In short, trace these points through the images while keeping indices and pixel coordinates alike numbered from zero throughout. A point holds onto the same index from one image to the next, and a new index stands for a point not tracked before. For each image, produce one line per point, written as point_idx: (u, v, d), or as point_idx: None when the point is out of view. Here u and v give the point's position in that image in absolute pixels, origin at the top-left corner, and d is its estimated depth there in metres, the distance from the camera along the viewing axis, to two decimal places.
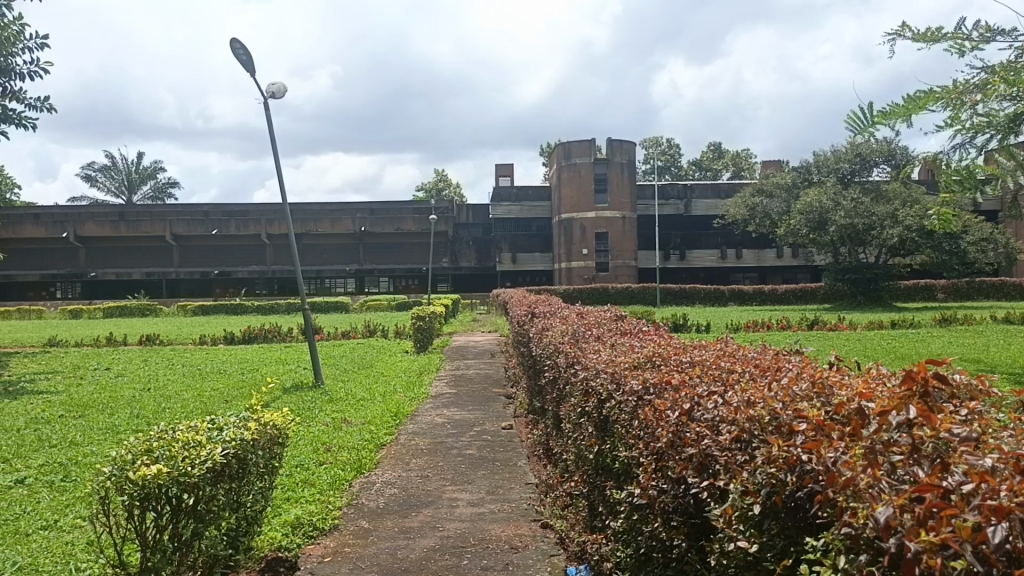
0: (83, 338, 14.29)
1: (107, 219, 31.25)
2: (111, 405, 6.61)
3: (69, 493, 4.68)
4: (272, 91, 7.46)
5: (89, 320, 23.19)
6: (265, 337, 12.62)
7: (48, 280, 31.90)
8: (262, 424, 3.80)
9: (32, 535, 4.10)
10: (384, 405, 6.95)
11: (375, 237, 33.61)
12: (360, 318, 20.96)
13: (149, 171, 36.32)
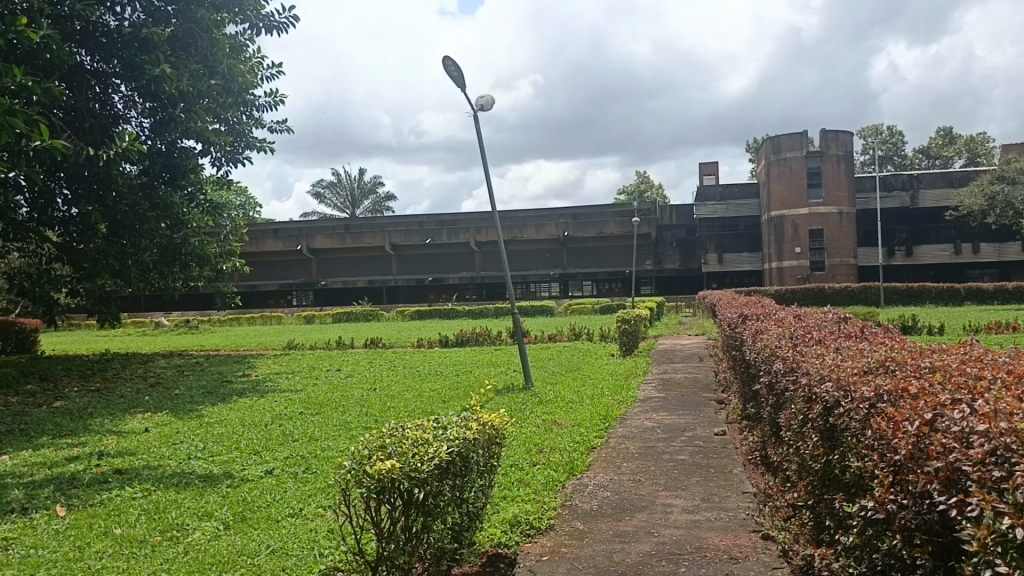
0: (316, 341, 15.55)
1: (334, 232, 33.86)
2: (342, 403, 7.14)
3: (311, 484, 5.11)
4: (482, 104, 7.74)
5: (323, 325, 25.17)
6: (476, 341, 13.11)
7: (285, 289, 35.05)
8: (482, 423, 3.93)
9: (282, 521, 4.52)
10: (593, 408, 6.99)
11: (577, 241, 33.95)
12: (568, 322, 21.26)
13: (371, 186, 38.97)
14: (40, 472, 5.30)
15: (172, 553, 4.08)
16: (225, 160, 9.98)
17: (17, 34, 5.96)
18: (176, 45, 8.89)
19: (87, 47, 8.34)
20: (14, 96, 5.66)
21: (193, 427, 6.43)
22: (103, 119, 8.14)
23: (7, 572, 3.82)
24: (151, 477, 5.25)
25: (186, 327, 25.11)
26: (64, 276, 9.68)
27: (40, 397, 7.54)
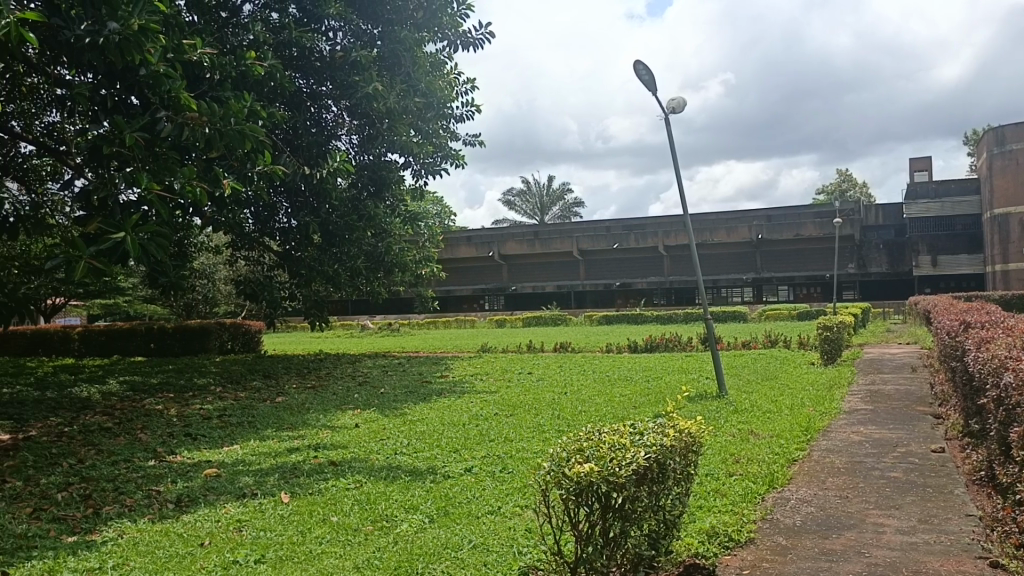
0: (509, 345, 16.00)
1: (524, 239, 34.71)
2: (535, 406, 7.29)
3: (508, 483, 5.26)
4: (672, 107, 7.64)
5: (516, 329, 25.89)
6: (667, 347, 12.94)
7: (478, 294, 36.31)
8: (680, 430, 3.87)
9: (482, 517, 4.69)
10: (793, 419, 6.69)
11: (770, 245, 32.68)
12: (764, 328, 20.52)
13: (559, 193, 39.58)
14: (266, 462, 5.80)
15: (383, 542, 4.34)
16: (424, 172, 10.48)
17: (246, 67, 6.63)
18: (381, 65, 9.48)
19: (303, 71, 9.06)
20: (248, 120, 6.28)
21: (398, 424, 6.81)
22: (317, 136, 8.84)
23: (242, 550, 4.22)
24: (362, 470, 5.61)
25: (388, 329, 26.56)
26: (283, 283, 10.56)
27: (264, 393, 8.26)
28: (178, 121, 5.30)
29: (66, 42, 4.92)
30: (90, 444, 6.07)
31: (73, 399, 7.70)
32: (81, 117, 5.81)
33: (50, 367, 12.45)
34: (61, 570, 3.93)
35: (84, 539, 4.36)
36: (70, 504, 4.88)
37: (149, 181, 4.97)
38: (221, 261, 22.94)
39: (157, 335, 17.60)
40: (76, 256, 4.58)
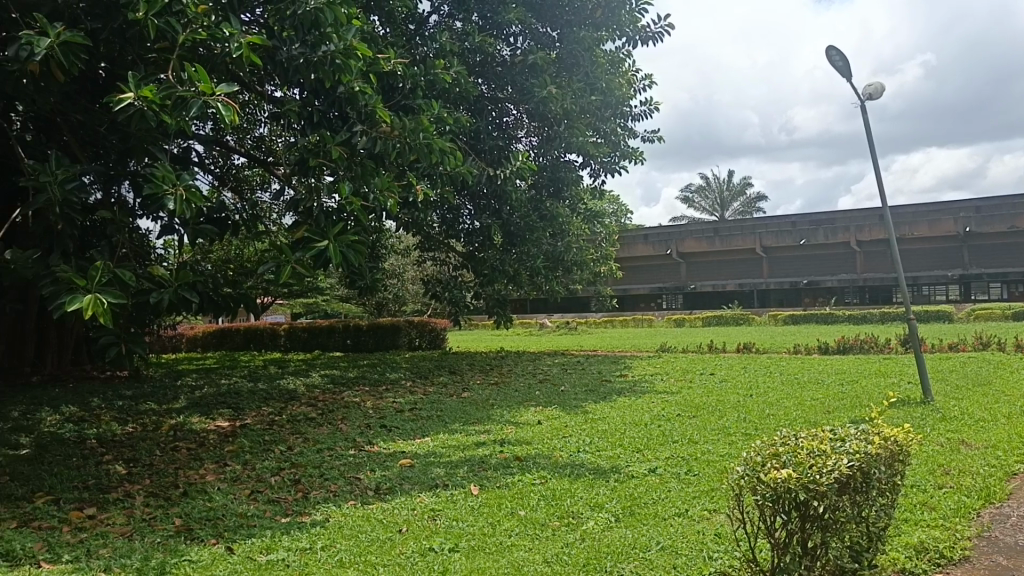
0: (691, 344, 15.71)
1: (704, 236, 34.00)
2: (719, 408, 7.11)
3: (695, 486, 5.15)
4: (870, 93, 7.19)
5: (697, 328, 25.38)
6: (862, 348, 12.21)
7: (656, 293, 35.93)
8: (885, 437, 3.62)
9: (669, 519, 4.62)
10: (1011, 429, 6.12)
11: (977, 238, 30.04)
12: (975, 330, 18.90)
13: (739, 187, 38.44)
14: (455, 454, 6.02)
15: (571, 538, 4.38)
16: (602, 172, 10.47)
17: (435, 76, 6.93)
18: (560, 67, 9.59)
19: (486, 77, 9.32)
20: (437, 126, 6.53)
21: (580, 422, 6.86)
22: (498, 140, 9.04)
23: (437, 539, 4.40)
24: (546, 466, 5.69)
25: (566, 328, 26.84)
26: (466, 283, 10.91)
27: (451, 389, 8.59)
28: (373, 134, 5.60)
29: (281, 62, 5.33)
30: (297, 433, 6.56)
31: (281, 391, 8.35)
32: (290, 131, 6.25)
33: (264, 361, 13.63)
34: (277, 548, 4.26)
35: (296, 521, 4.71)
36: (282, 487, 5.29)
37: (349, 190, 5.23)
38: (409, 262, 24.12)
39: (352, 333, 18.74)
40: (286, 261, 4.89)
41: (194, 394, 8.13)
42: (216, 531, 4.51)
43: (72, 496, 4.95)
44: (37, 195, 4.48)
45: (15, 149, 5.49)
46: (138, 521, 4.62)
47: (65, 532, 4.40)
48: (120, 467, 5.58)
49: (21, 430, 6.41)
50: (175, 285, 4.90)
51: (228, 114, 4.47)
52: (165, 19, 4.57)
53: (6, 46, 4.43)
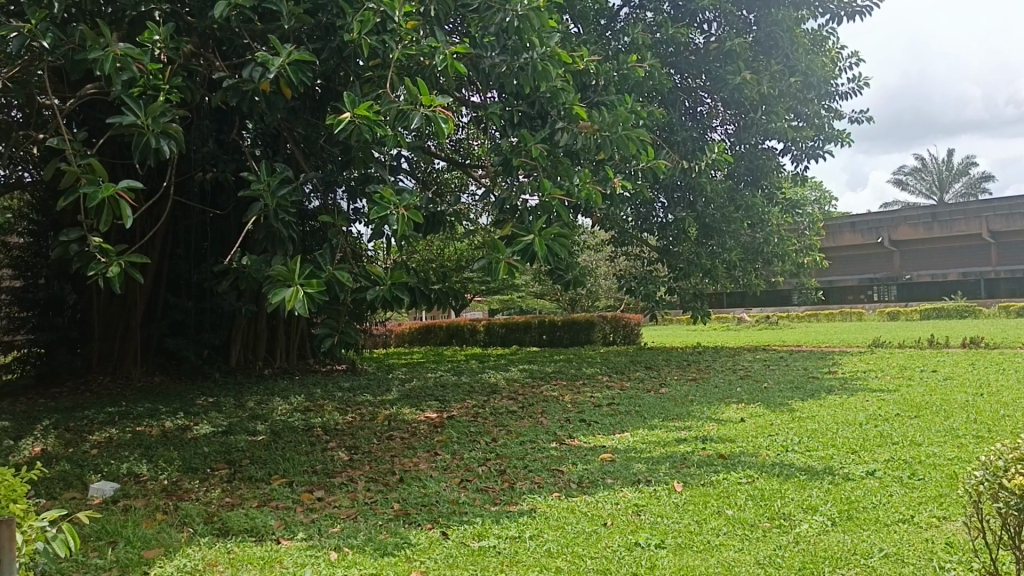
0: (910, 339, 14.63)
1: (922, 221, 31.57)
2: (945, 408, 6.56)
3: (920, 491, 4.79)
4: None
5: (915, 322, 23.60)
6: None
7: (866, 284, 33.35)
8: None
9: (893, 525, 4.33)
10: None
11: None
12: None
13: (961, 167, 35.27)
14: (656, 450, 5.97)
15: (784, 540, 4.21)
16: (805, 158, 9.96)
17: (629, 70, 6.90)
18: (757, 51, 9.29)
19: (679, 67, 9.15)
20: (632, 121, 6.49)
21: (787, 421, 6.58)
22: (693, 132, 8.88)
23: (643, 534, 4.38)
24: (753, 465, 5.51)
25: (768, 322, 25.87)
26: (661, 278, 10.77)
27: (648, 384, 8.52)
28: (573, 130, 5.68)
29: (484, 69, 5.53)
30: (501, 425, 6.78)
31: (484, 385, 8.66)
32: (491, 134, 6.46)
33: (466, 356, 14.17)
34: (488, 535, 4.42)
35: (505, 510, 4.85)
36: (489, 477, 5.48)
37: (550, 187, 5.29)
38: (603, 257, 24.20)
39: (548, 328, 19.11)
40: (498, 258, 5.03)
41: (404, 388, 8.61)
42: (431, 516, 4.73)
43: (303, 479, 5.40)
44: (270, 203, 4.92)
45: (249, 163, 6.06)
46: (361, 504, 4.96)
47: (299, 512, 4.80)
48: (343, 454, 6.01)
49: (258, 417, 7.08)
50: (388, 282, 5.17)
51: (444, 126, 4.69)
52: (377, 37, 4.90)
53: (243, 70, 4.90)
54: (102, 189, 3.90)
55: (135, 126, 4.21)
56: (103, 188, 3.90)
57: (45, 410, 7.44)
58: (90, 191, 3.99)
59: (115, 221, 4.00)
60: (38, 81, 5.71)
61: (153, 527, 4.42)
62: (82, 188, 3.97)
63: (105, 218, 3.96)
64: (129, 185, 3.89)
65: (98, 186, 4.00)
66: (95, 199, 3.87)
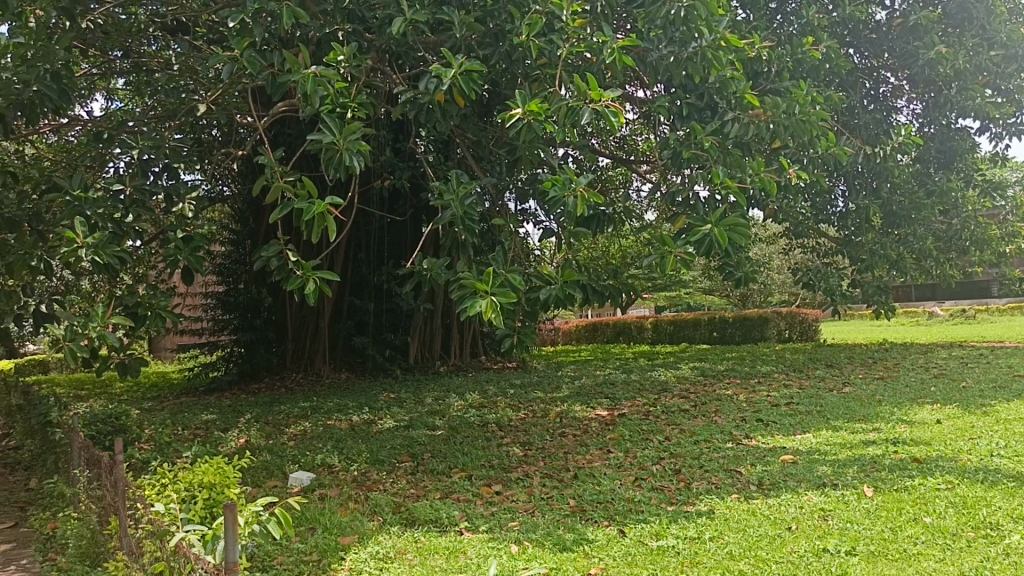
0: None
1: None
2: None
3: None
4: None
5: None
6: None
7: None
8: None
9: None
10: None
11: None
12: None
13: None
14: (842, 453, 5.68)
15: (992, 552, 3.88)
16: (1005, 136, 9.13)
17: (804, 53, 6.59)
18: (949, 24, 8.74)
19: (858, 45, 8.84)
20: (808, 106, 6.18)
21: (990, 424, 6.06)
22: (876, 115, 8.45)
23: (831, 540, 4.18)
24: (953, 470, 5.12)
25: (962, 316, 23.94)
26: (841, 270, 10.22)
27: (829, 383, 8.11)
28: (745, 119, 5.50)
29: (652, 62, 5.50)
30: (675, 423, 6.69)
31: (654, 382, 8.58)
32: (659, 127, 6.36)
33: (635, 354, 14.06)
34: (667, 535, 4.36)
35: (682, 510, 4.77)
36: (664, 476, 5.41)
37: (724, 176, 5.12)
38: (777, 250, 23.31)
39: (719, 325, 18.68)
40: (668, 251, 4.96)
41: (575, 385, 8.68)
42: (608, 514, 4.74)
43: (481, 473, 5.56)
44: (446, 206, 5.10)
45: (424, 169, 6.32)
46: (538, 499, 5.04)
47: (479, 504, 4.95)
48: (518, 450, 6.14)
49: (436, 413, 7.37)
50: (562, 278, 5.21)
51: (614, 119, 4.63)
52: (546, 38, 4.96)
53: (419, 81, 5.12)
54: (313, 205, 4.20)
55: (331, 144, 4.50)
56: (316, 205, 4.20)
57: (247, 404, 8.09)
58: (300, 206, 4.31)
59: (322, 233, 4.29)
60: (237, 103, 6.22)
61: (347, 515, 4.70)
62: (292, 204, 4.30)
63: (313, 230, 4.25)
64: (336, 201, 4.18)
65: (306, 201, 4.32)
66: (309, 215, 4.18)
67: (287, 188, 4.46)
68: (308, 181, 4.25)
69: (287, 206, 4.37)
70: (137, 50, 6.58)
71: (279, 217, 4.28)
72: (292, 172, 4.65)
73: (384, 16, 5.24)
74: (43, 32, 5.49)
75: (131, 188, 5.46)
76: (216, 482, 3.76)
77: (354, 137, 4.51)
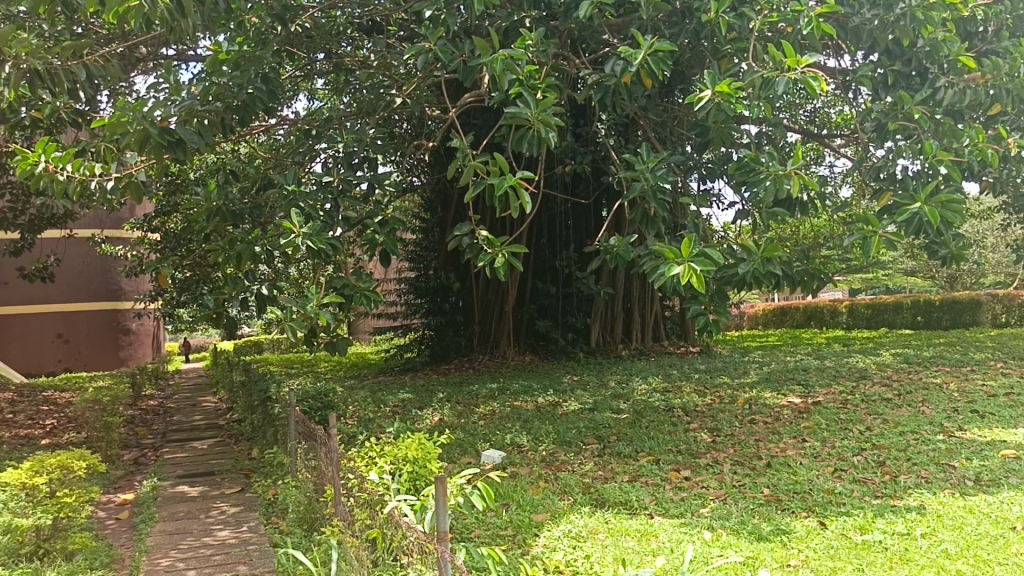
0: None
1: None
2: None
3: None
4: None
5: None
6: None
7: None
8: None
9: None
10: None
11: None
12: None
13: None
14: None
15: None
16: None
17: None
18: None
19: None
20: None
21: None
22: None
23: None
24: None
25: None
26: None
27: None
28: (960, 84, 5.09)
29: (853, 29, 5.21)
30: (876, 413, 6.30)
31: (852, 369, 8.13)
32: (858, 97, 6.00)
33: (828, 339, 13.32)
34: (872, 529, 4.13)
35: (888, 504, 4.49)
36: (867, 468, 5.12)
37: (937, 149, 4.73)
38: (990, 227, 21.33)
39: (923, 309, 17.40)
40: (871, 231, 4.65)
41: (764, 371, 8.40)
42: (806, 505, 4.55)
43: (669, 457, 5.51)
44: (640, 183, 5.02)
45: (609, 151, 6.32)
46: (729, 486, 4.92)
47: (669, 489, 4.91)
48: (706, 435, 6.03)
49: (620, 396, 7.37)
50: (758, 254, 4.86)
51: (813, 85, 4.30)
52: (737, 12, 4.80)
53: (606, 64, 5.12)
54: (506, 180, 4.32)
55: (523, 119, 4.58)
56: (508, 179, 4.31)
57: (439, 384, 8.47)
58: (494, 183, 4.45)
59: (515, 208, 4.39)
60: (428, 96, 6.49)
61: (539, 493, 4.81)
62: (487, 180, 4.42)
63: (508, 205, 4.36)
64: (527, 174, 4.27)
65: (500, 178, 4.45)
66: (502, 189, 4.30)
67: (480, 166, 4.62)
68: (501, 158, 4.37)
69: (481, 184, 4.51)
70: (338, 51, 7.01)
71: (473, 194, 4.44)
72: (484, 152, 4.80)
73: (570, 2, 5.27)
74: (256, 40, 5.98)
75: (338, 180, 5.87)
76: (419, 457, 3.98)
77: (547, 113, 4.56)
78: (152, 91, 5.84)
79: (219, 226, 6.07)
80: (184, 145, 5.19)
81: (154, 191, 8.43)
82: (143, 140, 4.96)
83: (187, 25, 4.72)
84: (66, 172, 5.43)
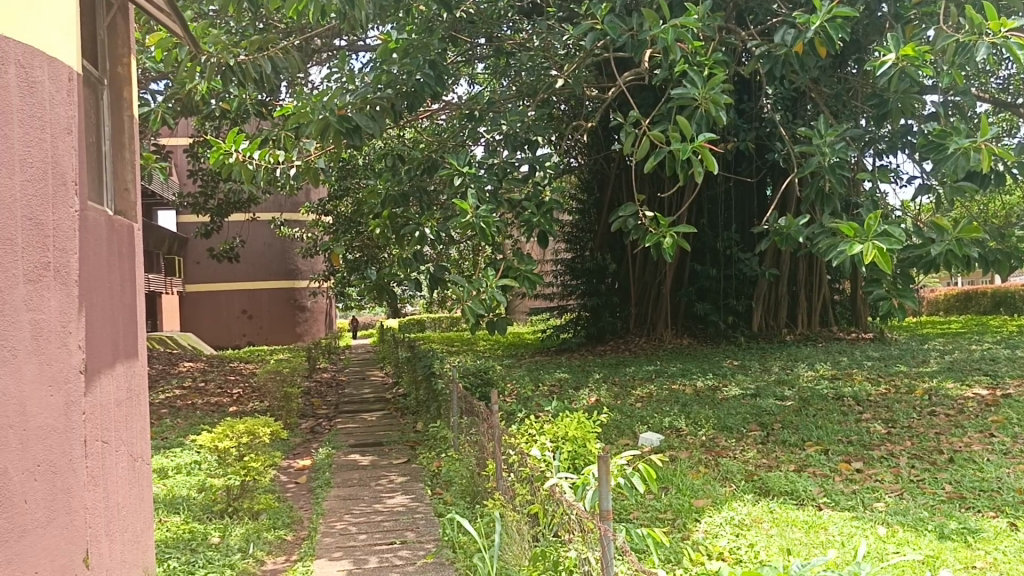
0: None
1: None
2: None
3: None
4: None
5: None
6: None
7: None
8: None
9: None
10: None
11: None
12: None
13: None
14: None
15: None
16: None
17: None
18: None
19: None
20: None
21: None
22: None
23: None
24: None
25: None
26: None
27: None
28: None
29: None
30: None
31: None
32: None
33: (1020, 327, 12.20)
34: None
35: None
36: None
37: None
38: None
39: None
40: None
41: (945, 360, 7.81)
42: (994, 504, 4.20)
43: (839, 448, 5.25)
44: (818, 158, 4.76)
45: (777, 127, 6.06)
46: (907, 481, 4.63)
47: (838, 481, 4.68)
48: (880, 427, 5.69)
49: (785, 383, 7.10)
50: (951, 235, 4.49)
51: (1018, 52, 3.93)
52: None
53: (776, 34, 4.90)
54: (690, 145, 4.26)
55: (692, 99, 4.48)
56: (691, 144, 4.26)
57: (596, 365, 8.48)
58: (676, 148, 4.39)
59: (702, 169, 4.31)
60: (588, 76, 6.47)
61: (700, 478, 4.73)
62: (670, 146, 4.38)
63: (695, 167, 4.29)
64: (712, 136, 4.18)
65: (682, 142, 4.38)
66: (685, 153, 4.24)
67: (659, 136, 4.58)
68: (682, 123, 4.31)
69: (662, 152, 4.47)
70: (499, 34, 7.11)
71: (655, 163, 4.40)
72: (658, 125, 4.75)
73: None
74: (423, 27, 6.16)
75: (500, 161, 5.97)
76: (578, 437, 4.00)
77: (716, 91, 4.43)
78: (329, 81, 6.17)
79: (387, 208, 6.34)
80: (359, 131, 5.45)
81: (328, 176, 8.91)
82: (325, 129, 5.27)
83: (360, 16, 4.94)
84: (256, 162, 5.87)
